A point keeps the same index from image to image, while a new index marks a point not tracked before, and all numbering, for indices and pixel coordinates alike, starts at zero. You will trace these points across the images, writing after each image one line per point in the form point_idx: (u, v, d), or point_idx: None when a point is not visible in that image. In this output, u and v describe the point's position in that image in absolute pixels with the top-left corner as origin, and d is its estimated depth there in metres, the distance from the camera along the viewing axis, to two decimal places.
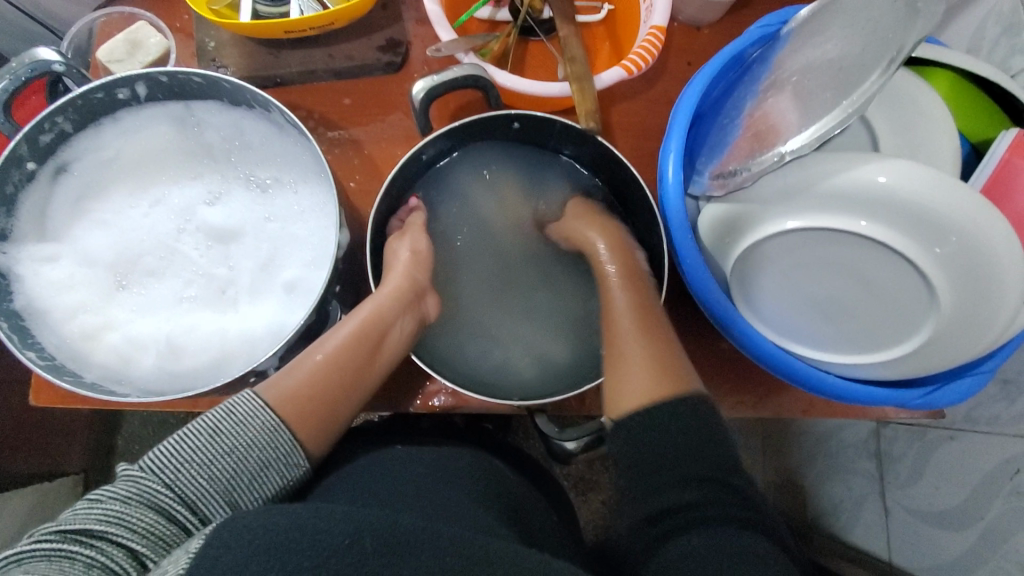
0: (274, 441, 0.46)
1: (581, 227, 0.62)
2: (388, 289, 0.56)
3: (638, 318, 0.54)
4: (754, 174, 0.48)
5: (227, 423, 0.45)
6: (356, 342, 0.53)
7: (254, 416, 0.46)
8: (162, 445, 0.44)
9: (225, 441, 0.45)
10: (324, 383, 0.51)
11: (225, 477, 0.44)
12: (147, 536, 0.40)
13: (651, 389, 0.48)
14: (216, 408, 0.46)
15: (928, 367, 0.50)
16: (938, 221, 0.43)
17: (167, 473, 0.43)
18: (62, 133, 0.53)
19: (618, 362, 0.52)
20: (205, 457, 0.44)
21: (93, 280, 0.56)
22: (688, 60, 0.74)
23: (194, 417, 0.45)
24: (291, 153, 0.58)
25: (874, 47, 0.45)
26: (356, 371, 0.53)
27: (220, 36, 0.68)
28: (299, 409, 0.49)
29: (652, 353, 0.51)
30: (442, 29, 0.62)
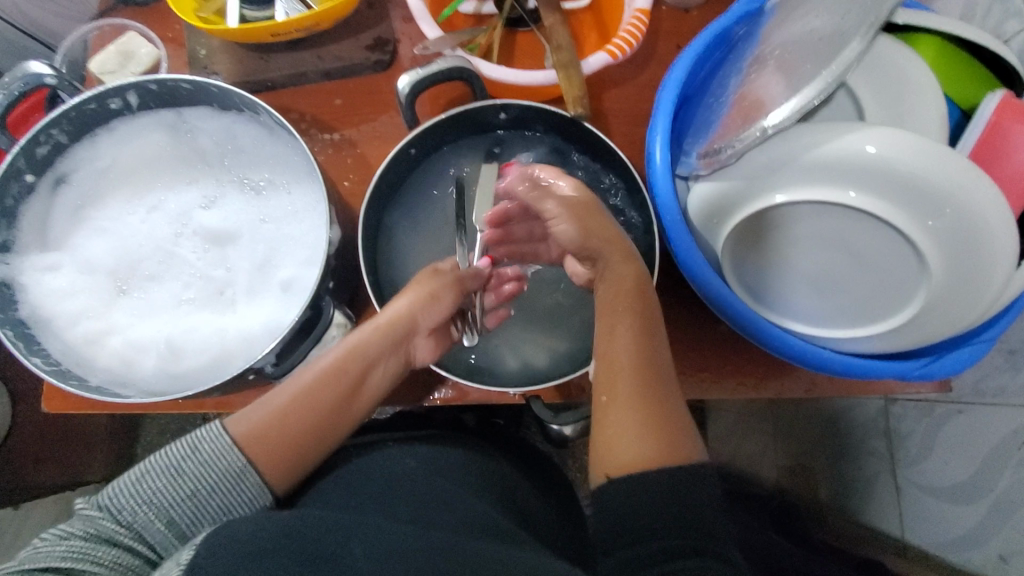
0: (239, 484, 0.46)
1: (597, 225, 0.53)
2: (380, 325, 0.53)
3: (645, 367, 0.46)
4: (738, 151, 0.48)
5: (191, 462, 0.45)
6: (335, 379, 0.50)
7: (220, 456, 0.46)
8: (117, 485, 0.45)
9: (187, 481, 0.45)
10: (298, 422, 0.49)
11: (183, 519, 0.45)
12: (112, 571, 0.41)
13: (641, 449, 0.43)
14: (177, 442, 0.46)
15: (925, 338, 0.50)
16: (927, 191, 0.43)
17: (125, 512, 0.44)
18: (58, 145, 0.55)
19: (620, 413, 0.45)
20: (165, 496, 0.44)
21: (95, 286, 0.57)
22: (677, 43, 0.73)
23: (151, 454, 0.46)
24: (282, 154, 0.58)
25: (854, 14, 0.46)
26: (338, 409, 0.51)
27: (210, 44, 0.69)
28: (270, 441, 0.47)
29: (648, 406, 0.44)
30: (426, 25, 0.63)
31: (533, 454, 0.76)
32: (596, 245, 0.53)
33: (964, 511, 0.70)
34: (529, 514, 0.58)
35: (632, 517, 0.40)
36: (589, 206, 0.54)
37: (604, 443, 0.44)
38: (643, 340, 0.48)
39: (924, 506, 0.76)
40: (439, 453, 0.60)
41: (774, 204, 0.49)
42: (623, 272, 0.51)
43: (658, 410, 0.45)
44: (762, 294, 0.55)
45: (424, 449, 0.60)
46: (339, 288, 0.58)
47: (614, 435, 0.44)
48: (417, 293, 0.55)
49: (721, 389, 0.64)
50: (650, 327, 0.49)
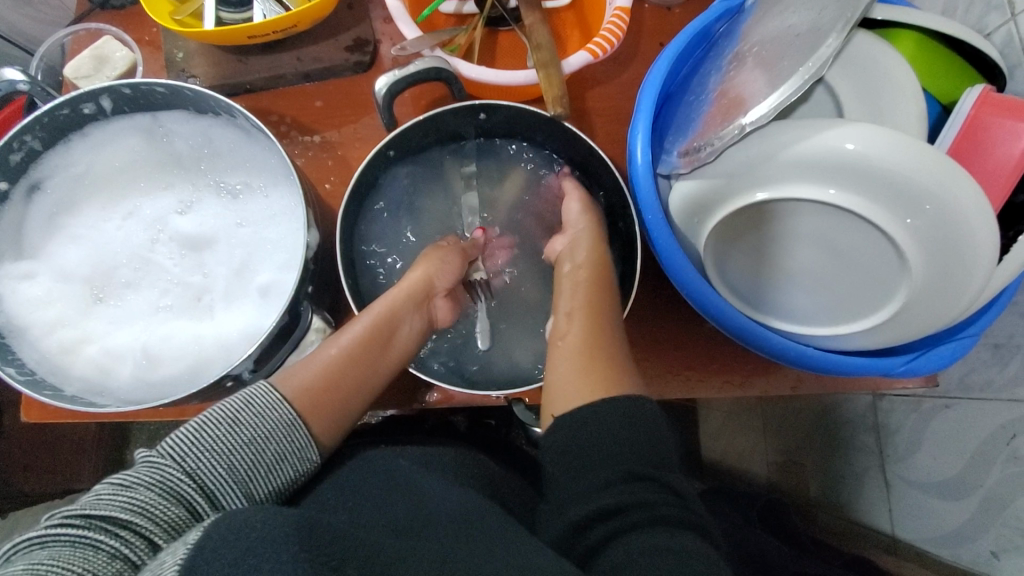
0: (292, 435, 0.46)
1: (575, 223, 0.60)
2: (403, 286, 0.57)
3: (593, 326, 0.53)
4: (717, 148, 0.48)
5: (246, 414, 0.45)
6: (369, 337, 0.53)
7: (272, 408, 0.46)
8: (181, 431, 0.44)
9: (244, 431, 0.44)
10: (333, 378, 0.51)
11: (243, 469, 0.44)
12: (169, 527, 0.40)
13: (575, 391, 0.48)
14: (235, 396, 0.46)
15: (908, 334, 0.49)
16: (906, 188, 0.43)
17: (188, 460, 0.42)
18: (32, 151, 0.54)
19: (563, 355, 0.51)
20: (225, 446, 0.44)
21: (70, 294, 0.56)
22: (660, 40, 0.73)
23: (209, 407, 0.45)
24: (259, 158, 0.58)
25: (831, 10, 0.46)
26: (368, 366, 0.53)
27: (188, 47, 0.68)
28: (311, 399, 0.49)
29: (589, 350, 0.51)
30: (404, 24, 0.61)
31: (524, 454, 0.76)
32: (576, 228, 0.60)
33: (953, 506, 0.70)
34: (519, 512, 0.58)
35: (579, 458, 0.43)
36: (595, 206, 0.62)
37: (551, 394, 0.50)
38: (603, 309, 0.55)
39: (915, 501, 0.76)
40: (429, 455, 0.60)
41: (756, 202, 0.48)
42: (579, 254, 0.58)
43: (599, 355, 0.51)
44: (745, 292, 0.55)
45: (415, 450, 0.60)
46: (319, 293, 0.58)
47: (558, 376, 0.50)
48: (429, 262, 0.59)
49: (708, 388, 0.63)
50: (609, 298, 0.56)
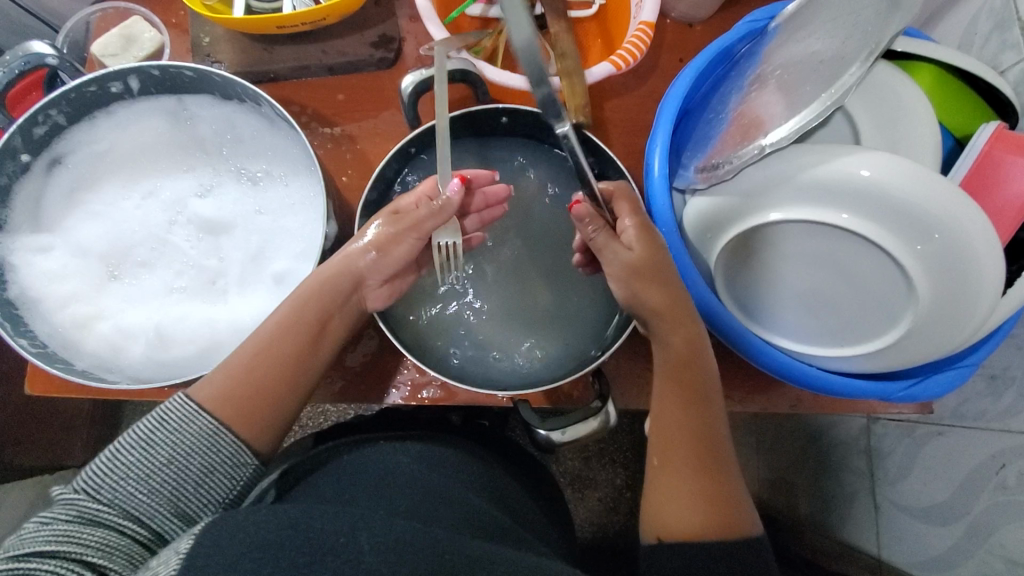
0: (214, 444, 0.45)
1: (653, 294, 0.49)
2: (327, 277, 0.52)
3: (696, 441, 0.47)
4: (735, 166, 0.49)
5: (161, 433, 0.45)
6: (291, 329, 0.50)
7: (189, 421, 0.45)
8: (94, 465, 0.44)
9: (162, 451, 0.44)
10: (251, 380, 0.47)
11: (167, 489, 0.44)
12: (103, 548, 0.40)
13: (697, 525, 0.44)
14: (148, 416, 0.45)
15: (911, 360, 0.50)
16: (918, 217, 0.44)
17: (105, 490, 0.43)
18: (56, 126, 0.55)
19: (675, 478, 0.46)
20: (144, 470, 0.44)
21: (85, 270, 0.57)
22: (680, 57, 0.75)
23: (121, 434, 0.45)
24: (281, 146, 0.58)
25: (855, 40, 0.46)
26: (292, 361, 0.49)
27: (214, 32, 0.69)
28: (234, 402, 0.46)
29: (708, 476, 0.46)
30: (431, 25, 0.62)
31: (522, 454, 0.77)
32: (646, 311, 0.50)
33: (940, 532, 0.71)
34: (521, 511, 0.59)
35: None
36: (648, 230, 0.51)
37: (657, 514, 0.46)
38: (701, 409, 0.48)
39: (901, 525, 0.78)
40: (432, 451, 0.60)
41: (768, 222, 0.49)
42: (673, 332, 0.50)
43: (712, 478, 0.46)
44: (752, 308, 0.56)
45: (414, 445, 0.61)
46: None
47: (668, 505, 0.46)
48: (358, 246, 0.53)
49: None
50: (702, 396, 0.49)
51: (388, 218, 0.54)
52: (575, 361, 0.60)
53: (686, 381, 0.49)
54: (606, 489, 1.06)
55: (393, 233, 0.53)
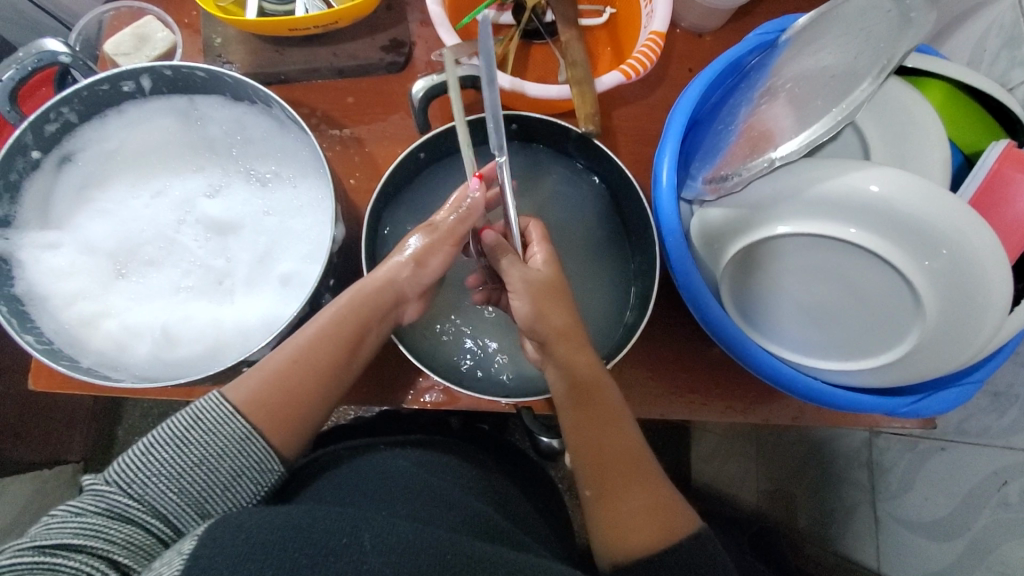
0: (244, 449, 0.45)
1: (552, 310, 0.52)
2: (367, 291, 0.52)
3: (624, 457, 0.49)
4: (744, 179, 0.49)
5: (195, 432, 0.45)
6: (326, 343, 0.50)
7: (223, 423, 0.45)
8: (127, 457, 0.44)
9: (194, 451, 0.44)
10: (287, 385, 0.48)
11: (195, 490, 0.44)
12: (127, 547, 0.41)
13: (644, 537, 0.45)
14: (185, 412, 0.46)
15: (916, 376, 0.51)
16: (926, 232, 0.44)
17: (134, 486, 0.43)
18: (67, 124, 0.55)
19: (615, 497, 0.47)
20: (174, 468, 0.44)
21: (93, 267, 0.57)
22: (689, 66, 0.76)
23: (155, 428, 0.45)
24: (291, 148, 0.58)
25: (866, 55, 0.46)
26: (325, 373, 0.50)
27: (227, 33, 0.69)
28: (265, 406, 0.47)
29: (639, 486, 0.47)
30: (443, 30, 0.63)
31: (523, 459, 0.77)
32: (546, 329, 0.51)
33: (940, 548, 0.71)
34: (521, 516, 0.59)
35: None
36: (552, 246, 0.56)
37: (605, 538, 0.46)
38: (614, 426, 0.50)
39: (901, 539, 0.78)
40: (434, 457, 0.60)
41: (776, 235, 0.49)
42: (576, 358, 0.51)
43: (643, 488, 0.47)
44: (758, 321, 0.56)
45: (415, 452, 0.61)
46: (339, 286, 0.59)
47: (616, 524, 0.46)
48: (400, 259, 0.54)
49: (710, 412, 0.64)
50: (611, 409, 0.51)
51: (426, 230, 0.55)
52: None
53: (587, 403, 0.51)
54: None
55: (431, 246, 0.55)
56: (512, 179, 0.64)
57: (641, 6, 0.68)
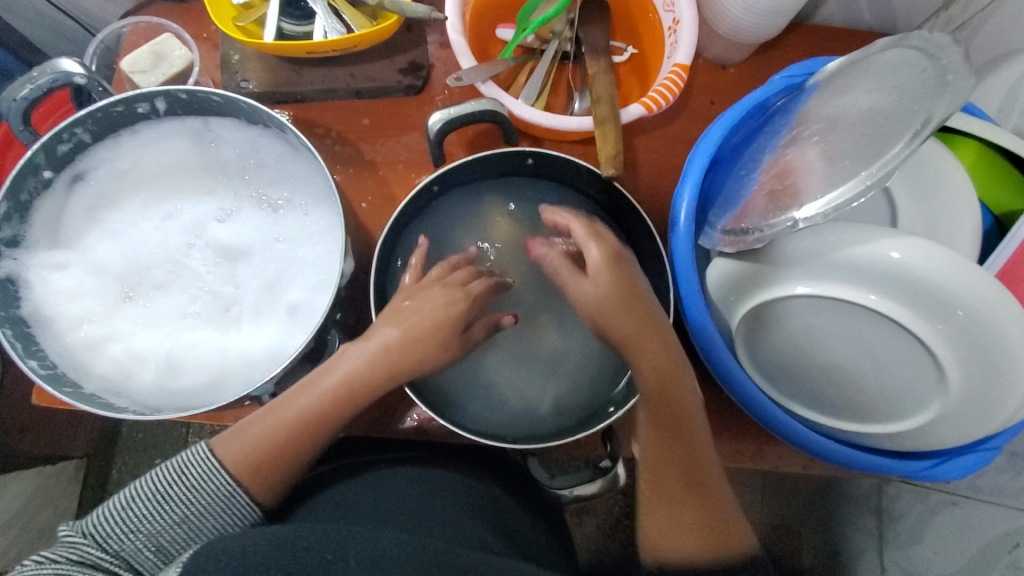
0: (228, 505, 0.47)
1: (608, 280, 0.52)
2: (375, 352, 0.50)
3: (679, 414, 0.50)
4: (766, 236, 0.48)
5: (179, 488, 0.46)
6: (320, 401, 0.49)
7: (209, 479, 0.46)
8: (105, 509, 0.45)
9: (176, 507, 0.45)
10: (275, 445, 0.48)
11: (171, 544, 0.46)
12: None
13: (687, 539, 0.47)
14: (171, 465, 0.47)
15: (935, 442, 0.49)
16: (949, 302, 0.42)
17: (111, 541, 0.44)
18: (80, 143, 0.54)
19: (665, 503, 0.49)
20: (154, 521, 0.45)
21: (101, 290, 0.56)
22: (710, 99, 0.74)
23: (139, 479, 0.46)
24: (304, 175, 0.58)
25: (899, 116, 0.43)
26: (313, 428, 0.49)
27: (244, 50, 0.69)
28: (253, 462, 0.47)
29: (689, 459, 0.49)
30: (464, 58, 0.62)
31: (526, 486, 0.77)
32: (609, 308, 0.52)
33: None
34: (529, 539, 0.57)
35: None
36: (625, 269, 0.53)
37: (657, 534, 0.48)
38: (657, 341, 0.50)
39: None
40: (438, 479, 0.58)
41: (793, 294, 0.48)
42: (644, 361, 0.50)
43: (703, 487, 0.49)
44: (774, 375, 0.55)
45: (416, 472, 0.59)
46: (346, 316, 0.58)
47: (660, 520, 0.49)
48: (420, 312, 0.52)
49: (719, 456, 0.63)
50: (682, 370, 0.51)
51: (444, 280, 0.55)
52: (586, 413, 0.58)
53: (652, 340, 0.50)
54: (604, 517, 1.06)
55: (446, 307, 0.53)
56: (524, 213, 0.63)
57: (665, 38, 0.67)
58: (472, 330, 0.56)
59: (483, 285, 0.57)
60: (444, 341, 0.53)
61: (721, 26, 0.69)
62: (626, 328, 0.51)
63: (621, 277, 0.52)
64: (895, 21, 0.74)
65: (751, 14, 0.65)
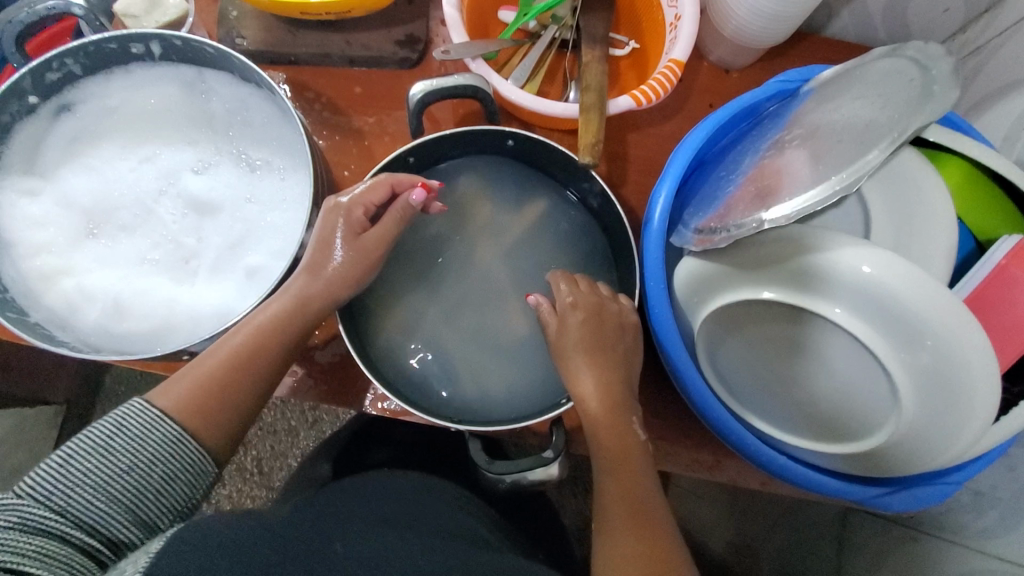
0: (176, 452, 0.44)
1: (574, 330, 0.51)
2: (296, 295, 0.50)
3: (620, 451, 0.48)
4: (731, 237, 0.46)
5: (121, 439, 0.42)
6: (258, 340, 0.49)
7: (152, 427, 0.43)
8: (37, 469, 0.40)
9: (122, 459, 0.41)
10: (216, 384, 0.47)
11: (126, 498, 0.41)
12: (39, 559, 0.37)
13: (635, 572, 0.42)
14: (106, 419, 0.43)
15: (888, 471, 0.47)
16: (914, 324, 0.40)
17: (55, 498, 0.39)
18: (70, 74, 0.54)
19: (612, 535, 0.44)
20: (99, 478, 0.41)
21: (66, 223, 0.56)
22: (709, 101, 0.73)
23: (75, 436, 0.42)
24: (287, 139, 0.58)
25: (880, 122, 0.43)
26: (263, 365, 0.49)
27: (243, 7, 0.69)
28: (196, 404, 0.46)
29: (632, 492, 0.46)
30: (455, 33, 0.61)
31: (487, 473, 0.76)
32: (567, 343, 0.51)
33: None
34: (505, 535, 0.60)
35: None
36: (599, 311, 0.52)
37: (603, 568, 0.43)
38: (606, 379, 0.50)
39: None
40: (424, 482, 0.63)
41: (760, 299, 0.47)
42: (591, 402, 0.49)
43: (648, 518, 0.45)
44: (735, 384, 0.53)
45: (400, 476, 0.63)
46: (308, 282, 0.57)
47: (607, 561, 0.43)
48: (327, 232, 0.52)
49: (675, 463, 0.62)
50: (628, 406, 0.50)
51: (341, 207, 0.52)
52: (538, 405, 0.56)
53: (597, 373, 0.50)
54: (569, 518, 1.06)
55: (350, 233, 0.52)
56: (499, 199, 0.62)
57: (667, 32, 0.66)
58: (374, 230, 0.53)
59: (377, 188, 0.52)
60: (337, 247, 0.52)
61: (727, 28, 0.68)
62: (586, 369, 0.50)
63: (592, 315, 0.51)
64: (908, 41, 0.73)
65: (758, 17, 0.64)
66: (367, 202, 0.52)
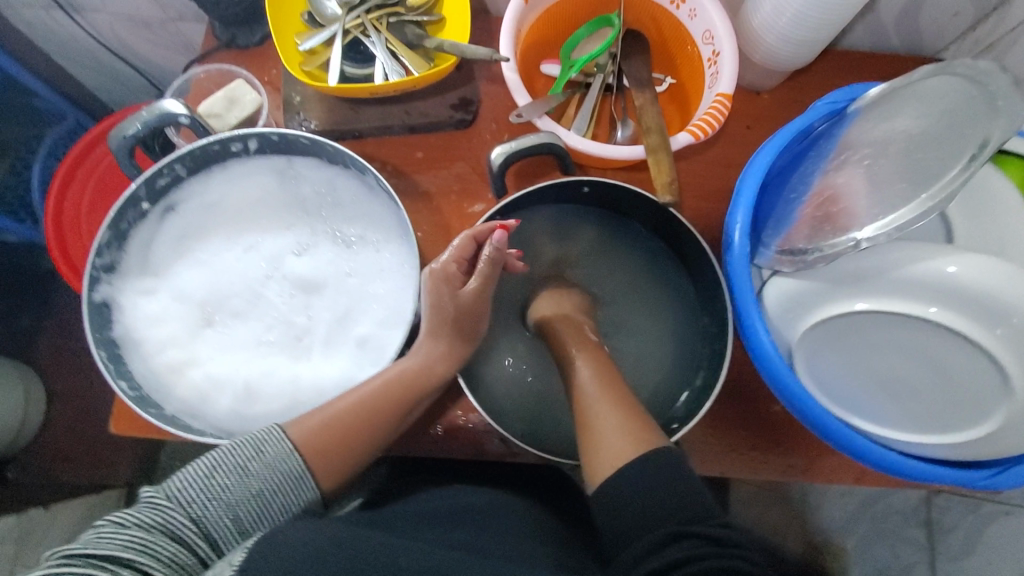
0: (296, 486, 0.47)
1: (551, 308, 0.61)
2: (425, 353, 0.55)
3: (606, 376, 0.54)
4: (826, 255, 0.51)
5: (256, 464, 0.45)
6: (387, 401, 0.51)
7: (283, 459, 0.46)
8: (183, 474, 0.44)
9: (253, 482, 0.45)
10: (340, 432, 0.49)
11: (247, 518, 0.44)
12: (170, 565, 0.40)
13: (621, 454, 0.47)
14: (245, 439, 0.46)
15: (1002, 451, 0.50)
16: (1003, 308, 0.46)
17: (194, 507, 0.43)
18: (176, 177, 0.58)
19: (591, 432, 0.50)
20: (230, 496, 0.44)
21: (185, 316, 0.59)
22: (748, 123, 0.77)
23: (219, 448, 0.45)
24: (377, 214, 0.61)
25: (949, 142, 0.46)
26: (379, 419, 0.51)
27: (305, 92, 0.73)
28: (322, 444, 0.48)
29: (616, 398, 0.52)
30: (519, 94, 0.65)
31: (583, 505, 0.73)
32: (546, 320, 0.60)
33: None
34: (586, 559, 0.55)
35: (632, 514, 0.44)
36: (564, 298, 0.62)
37: (592, 462, 0.49)
38: (581, 337, 0.58)
39: None
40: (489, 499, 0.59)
41: (854, 309, 0.52)
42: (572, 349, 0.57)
43: (631, 417, 0.50)
44: (837, 389, 0.56)
45: (474, 496, 0.58)
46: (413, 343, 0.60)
47: (600, 453, 0.49)
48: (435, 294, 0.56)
49: (772, 470, 0.64)
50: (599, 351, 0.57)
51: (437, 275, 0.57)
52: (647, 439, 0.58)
53: (581, 334, 0.58)
54: None
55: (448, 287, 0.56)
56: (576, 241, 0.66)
57: (705, 67, 0.71)
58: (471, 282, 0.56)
59: (463, 245, 0.56)
60: (457, 313, 0.55)
61: (756, 54, 0.73)
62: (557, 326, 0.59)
63: (562, 300, 0.62)
64: (920, 48, 0.78)
65: (786, 42, 0.69)
66: (458, 257, 0.56)
